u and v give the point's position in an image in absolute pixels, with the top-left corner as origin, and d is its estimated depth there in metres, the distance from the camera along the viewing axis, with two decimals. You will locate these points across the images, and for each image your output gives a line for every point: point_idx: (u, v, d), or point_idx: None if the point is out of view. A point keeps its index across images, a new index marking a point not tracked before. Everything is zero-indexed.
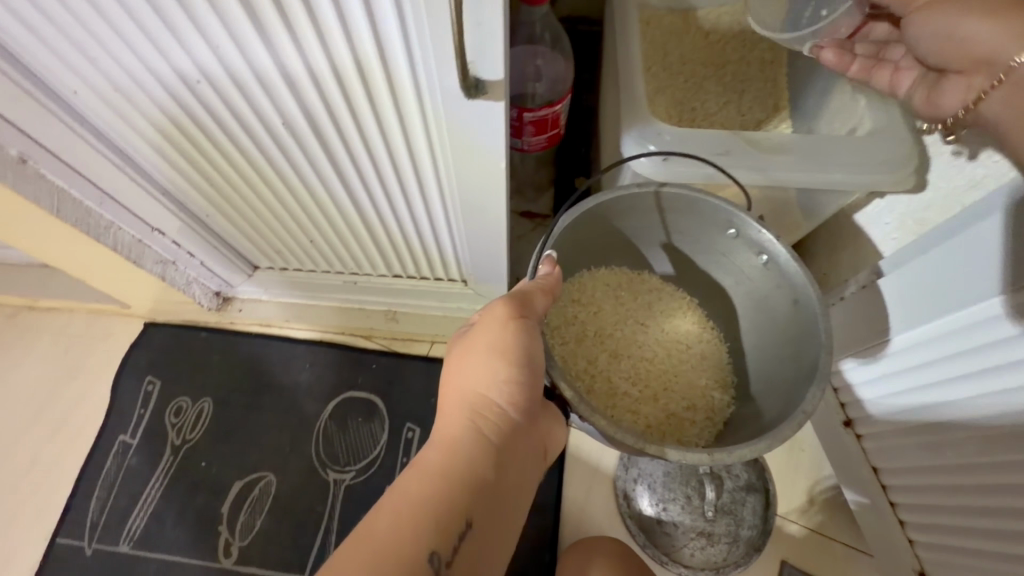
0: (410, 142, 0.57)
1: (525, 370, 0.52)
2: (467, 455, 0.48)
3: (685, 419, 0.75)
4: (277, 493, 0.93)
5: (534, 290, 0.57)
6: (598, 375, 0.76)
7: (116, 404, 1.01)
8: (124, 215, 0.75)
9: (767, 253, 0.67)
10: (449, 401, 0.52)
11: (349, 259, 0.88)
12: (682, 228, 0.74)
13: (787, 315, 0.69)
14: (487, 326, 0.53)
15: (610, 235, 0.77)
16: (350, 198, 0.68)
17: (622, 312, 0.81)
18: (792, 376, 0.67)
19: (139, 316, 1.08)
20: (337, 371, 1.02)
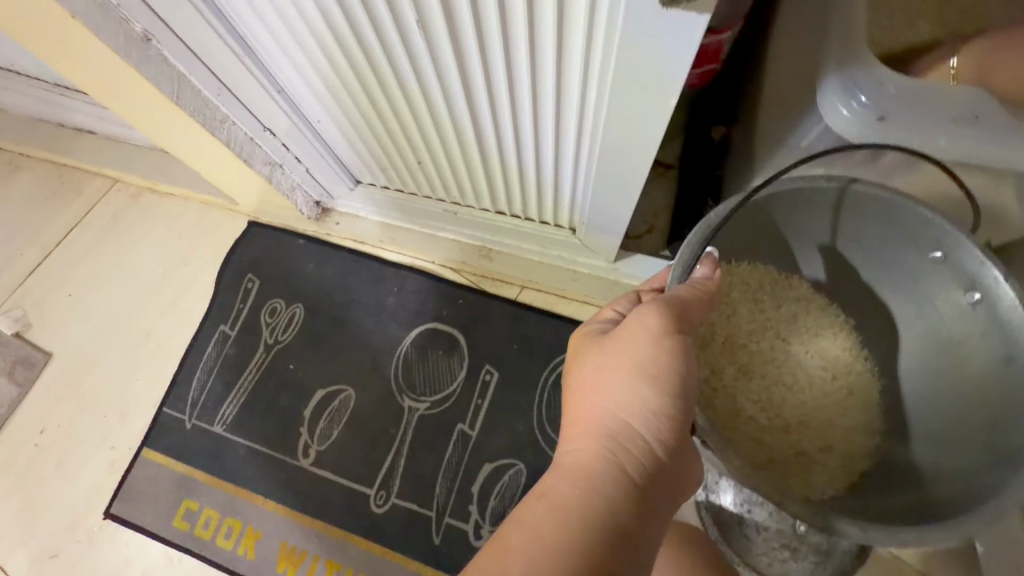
0: (563, 58, 0.46)
1: (677, 400, 0.44)
2: (607, 499, 0.42)
3: (818, 460, 0.65)
4: (355, 408, 0.95)
5: (691, 296, 0.48)
6: (722, 390, 0.66)
7: (218, 295, 1.05)
8: (239, 110, 0.71)
9: (980, 290, 0.55)
10: (582, 425, 0.46)
11: (455, 187, 0.81)
12: (868, 237, 0.62)
13: (986, 367, 0.57)
14: (633, 338, 0.45)
15: (768, 228, 0.65)
16: (474, 121, 0.60)
17: (760, 322, 0.70)
18: (979, 445, 0.56)
19: (244, 213, 1.09)
20: (423, 300, 0.99)
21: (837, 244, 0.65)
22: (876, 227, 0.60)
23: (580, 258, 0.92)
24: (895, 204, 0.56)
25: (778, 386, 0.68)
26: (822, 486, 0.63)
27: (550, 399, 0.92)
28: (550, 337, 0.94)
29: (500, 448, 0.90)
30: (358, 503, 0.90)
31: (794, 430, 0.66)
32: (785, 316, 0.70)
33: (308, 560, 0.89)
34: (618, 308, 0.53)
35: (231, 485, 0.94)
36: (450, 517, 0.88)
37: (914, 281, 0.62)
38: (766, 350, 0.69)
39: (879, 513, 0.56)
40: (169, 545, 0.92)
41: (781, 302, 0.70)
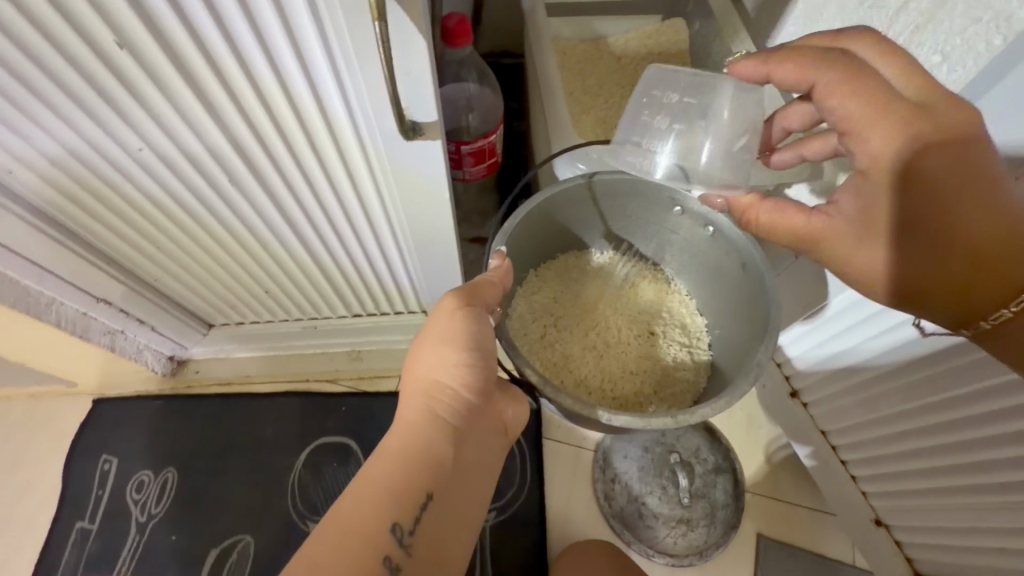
0: (358, 184, 0.60)
1: (476, 353, 0.55)
2: (425, 437, 0.52)
3: (653, 389, 0.82)
4: (257, 554, 0.90)
5: (484, 283, 0.61)
6: (571, 359, 0.83)
7: (69, 490, 0.95)
8: (67, 290, 0.73)
9: (712, 224, 0.77)
10: (407, 390, 0.56)
11: (307, 303, 0.88)
12: (629, 211, 0.83)
13: (736, 277, 0.78)
14: (437, 317, 0.56)
15: (563, 232, 0.86)
16: (304, 243, 0.70)
17: (585, 295, 0.88)
18: (747, 335, 0.76)
19: (86, 392, 1.02)
20: (306, 418, 1.00)
21: (616, 226, 0.86)
22: (630, 202, 0.81)
23: None
24: (626, 182, 0.77)
25: (612, 339, 0.85)
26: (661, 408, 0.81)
27: None
28: None
29: None
30: None
31: (633, 370, 0.83)
32: (604, 285, 0.89)
33: None
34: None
35: None
36: None
37: (674, 233, 0.83)
38: (596, 314, 0.86)
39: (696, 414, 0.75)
40: None
41: (596, 275, 0.89)
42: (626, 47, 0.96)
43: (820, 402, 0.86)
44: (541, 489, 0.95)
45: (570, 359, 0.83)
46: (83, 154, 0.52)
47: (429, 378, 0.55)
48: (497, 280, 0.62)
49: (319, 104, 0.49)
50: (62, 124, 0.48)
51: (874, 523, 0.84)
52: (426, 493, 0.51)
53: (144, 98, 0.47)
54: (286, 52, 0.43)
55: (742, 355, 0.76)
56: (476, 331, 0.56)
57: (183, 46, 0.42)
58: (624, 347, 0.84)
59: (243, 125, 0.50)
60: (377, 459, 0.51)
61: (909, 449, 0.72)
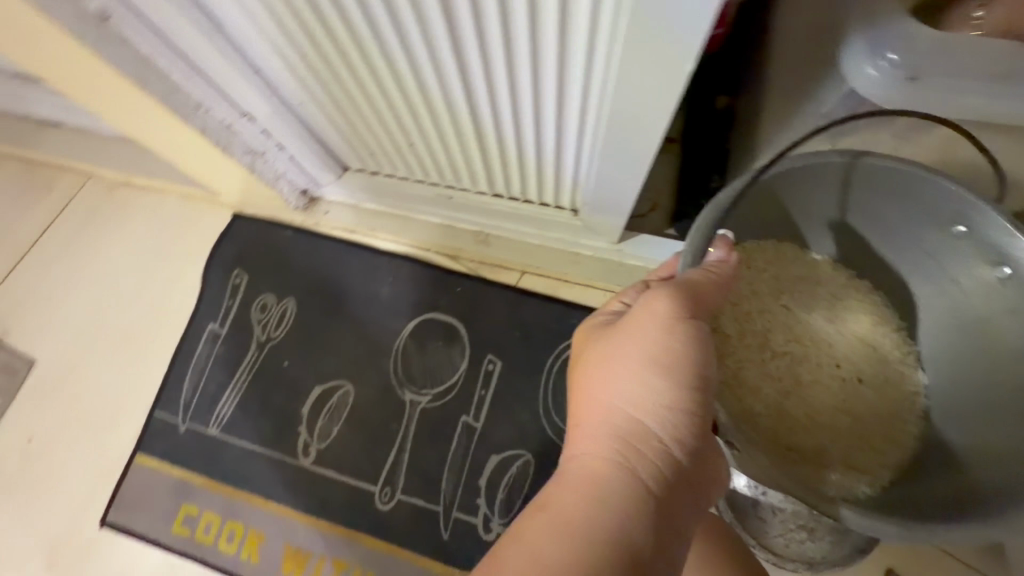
0: (565, 21, 0.42)
1: (694, 393, 0.42)
2: (616, 503, 0.40)
3: (841, 452, 0.63)
4: (356, 403, 0.92)
5: (705, 279, 0.46)
6: (740, 384, 0.64)
7: (206, 292, 1.01)
8: (213, 96, 0.67)
9: (1010, 267, 0.52)
10: (593, 425, 0.43)
11: (449, 169, 0.77)
12: (884, 211, 0.60)
13: (1018, 345, 0.55)
14: (645, 329, 0.43)
15: (775, 212, 0.64)
16: (468, 95, 0.55)
17: (778, 304, 0.67)
18: (1007, 432, 0.54)
19: (227, 205, 1.04)
20: (420, 289, 0.95)
21: (851, 217, 0.63)
22: (887, 201, 0.58)
23: (581, 240, 0.88)
24: (908, 176, 0.54)
25: (802, 373, 0.65)
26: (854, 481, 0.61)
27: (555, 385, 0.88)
28: (552, 323, 0.91)
29: (506, 440, 0.87)
30: (363, 500, 0.87)
31: (820, 420, 0.64)
32: (805, 296, 0.67)
33: (315, 560, 0.86)
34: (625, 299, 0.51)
35: (229, 488, 0.91)
36: (458, 511, 0.85)
37: (934, 257, 0.60)
38: (787, 334, 0.66)
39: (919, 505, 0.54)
40: (170, 551, 0.89)
41: (797, 281, 0.68)
42: None
43: None
44: None
45: (739, 382, 0.64)
46: None
47: (625, 415, 0.42)
48: (721, 280, 0.47)
49: None
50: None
51: None
52: None
53: None
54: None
55: (1002, 453, 0.54)
56: (697, 359, 0.42)
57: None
58: (815, 387, 0.65)
59: None
60: (552, 521, 0.39)
61: None
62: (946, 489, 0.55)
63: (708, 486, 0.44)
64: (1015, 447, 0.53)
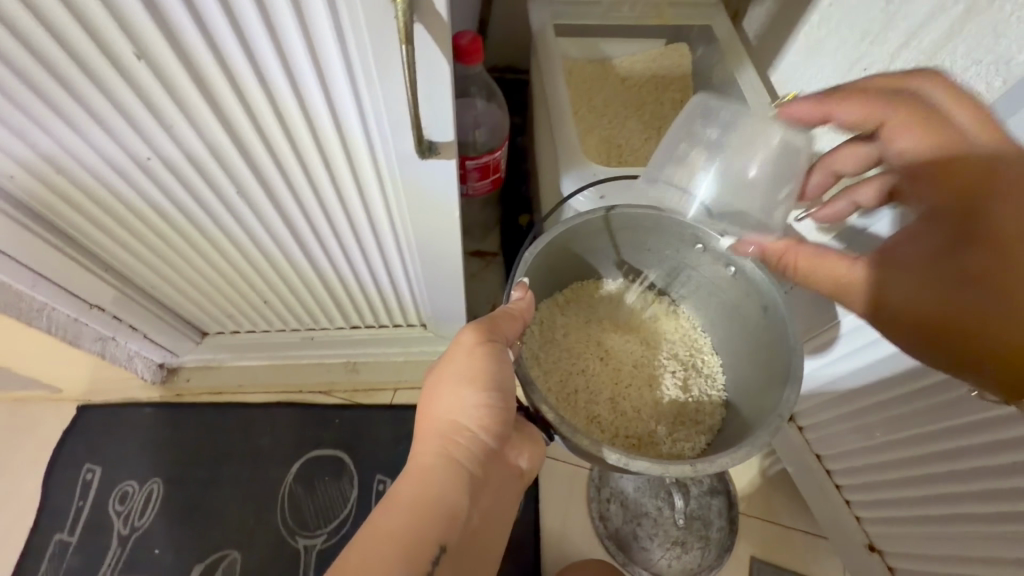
0: (368, 198, 0.59)
1: (494, 394, 0.55)
2: (437, 484, 0.52)
3: (669, 430, 0.81)
4: (245, 569, 0.88)
5: (503, 314, 0.61)
6: (587, 394, 0.82)
7: (49, 501, 0.92)
8: (59, 294, 0.71)
9: (734, 264, 0.75)
10: (422, 430, 0.56)
11: (306, 314, 0.88)
12: (648, 245, 0.82)
13: (755, 318, 0.77)
14: (456, 353, 0.57)
15: (580, 261, 0.87)
16: (309, 255, 0.69)
17: (604, 327, 0.89)
18: (765, 381, 0.75)
19: (71, 398, 1.00)
20: (299, 430, 0.99)
21: (633, 258, 0.87)
22: (650, 236, 0.80)
23: (440, 348, 1.02)
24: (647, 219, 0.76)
25: (629, 373, 0.85)
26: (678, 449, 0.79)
27: None
28: None
29: None
30: None
31: (648, 407, 0.83)
32: (622, 318, 0.90)
33: None
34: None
35: None
36: None
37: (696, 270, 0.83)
38: (612, 347, 0.87)
39: None
40: None
41: (613, 309, 0.90)
42: (632, 69, 0.97)
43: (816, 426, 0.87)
44: (536, 507, 0.94)
45: (586, 394, 0.82)
46: (90, 162, 0.51)
47: (446, 418, 0.55)
48: (518, 315, 0.62)
49: (336, 121, 0.49)
50: (62, 123, 0.46)
51: (868, 549, 0.85)
52: (438, 546, 0.49)
53: (159, 109, 0.46)
54: (305, 64, 0.43)
55: (761, 399, 0.75)
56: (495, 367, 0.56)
57: (196, 52, 0.42)
58: (641, 383, 0.84)
59: (257, 139, 0.50)
60: (389, 507, 0.51)
61: (903, 477, 0.73)
62: (737, 441, 0.75)
63: (514, 464, 0.59)
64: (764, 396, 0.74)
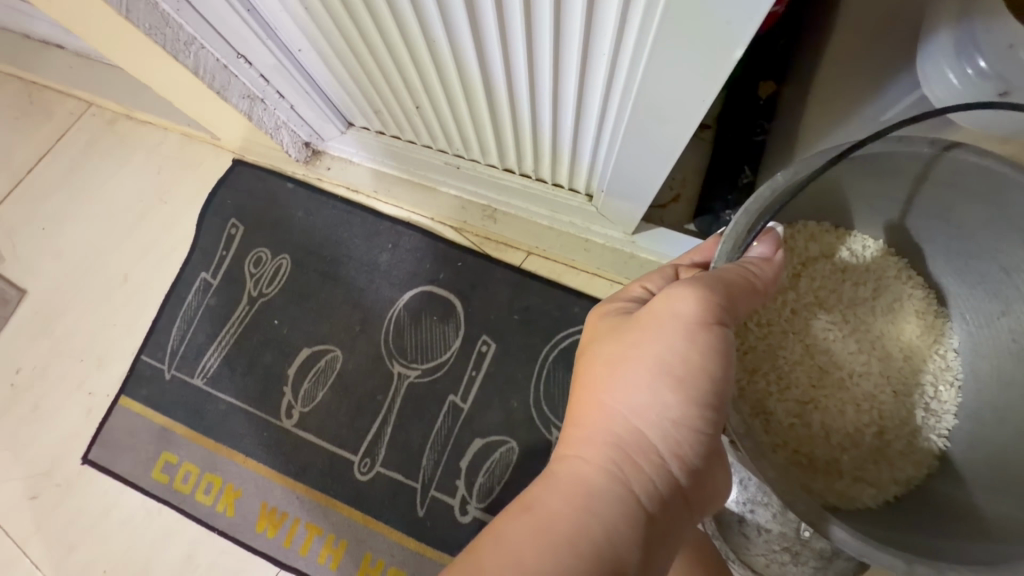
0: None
1: (703, 406, 0.40)
2: (606, 514, 0.38)
3: (851, 463, 0.60)
4: (343, 370, 0.90)
5: (739, 280, 0.42)
6: (762, 381, 0.61)
7: (200, 240, 0.97)
8: (205, 28, 0.61)
9: None
10: (587, 426, 0.42)
11: (458, 136, 0.71)
12: (958, 209, 0.54)
13: None
14: (665, 327, 0.40)
15: (831, 196, 0.60)
16: (479, 56, 0.49)
17: (817, 300, 0.63)
18: None
19: (229, 149, 1.00)
20: (419, 259, 0.91)
21: (907, 218, 0.59)
22: (968, 201, 0.52)
23: (594, 227, 0.83)
24: (995, 176, 0.48)
25: (830, 376, 0.61)
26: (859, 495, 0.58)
27: (549, 375, 0.85)
28: (553, 310, 0.86)
29: (491, 424, 0.84)
30: (342, 468, 0.86)
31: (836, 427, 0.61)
32: (848, 294, 0.63)
33: (287, 521, 0.86)
34: (648, 285, 0.49)
35: (209, 441, 0.90)
36: (435, 490, 0.83)
37: (1005, 273, 0.54)
38: (819, 332, 0.62)
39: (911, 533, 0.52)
40: (148, 496, 0.89)
41: (838, 277, 0.64)
42: None
43: None
44: None
45: (757, 376, 0.61)
46: None
47: (626, 421, 0.40)
48: (760, 285, 0.44)
49: None
50: None
51: None
52: None
53: None
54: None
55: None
56: (713, 369, 0.40)
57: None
58: (841, 394, 0.61)
59: None
60: (534, 528, 0.37)
61: None
62: (943, 522, 0.53)
63: (701, 503, 0.42)
64: None
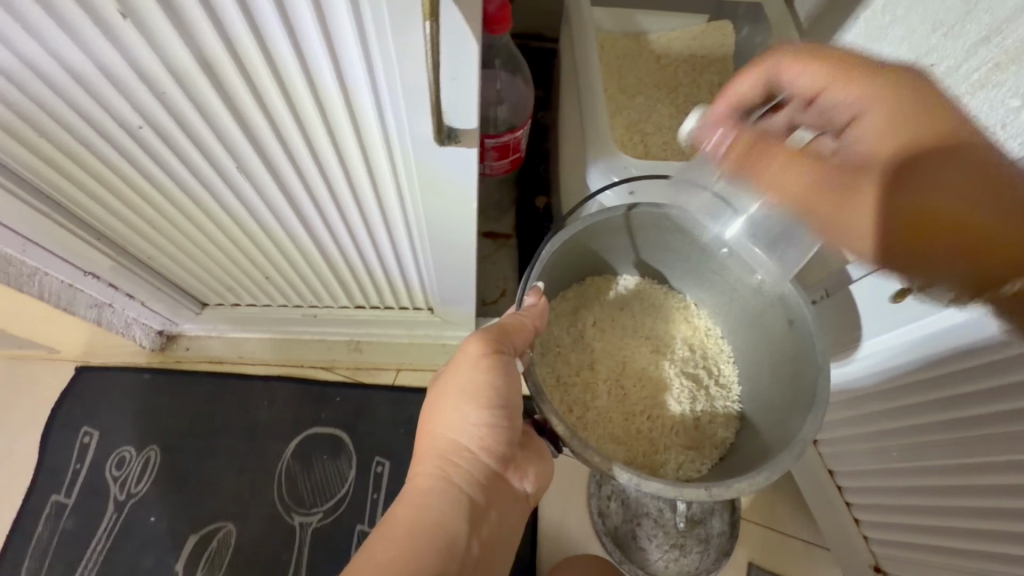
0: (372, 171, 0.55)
1: (499, 413, 0.56)
2: (437, 504, 0.55)
3: (679, 444, 0.76)
4: (239, 541, 0.88)
5: (514, 323, 0.60)
6: (592, 406, 0.76)
7: (46, 461, 0.91)
8: (49, 262, 0.68)
9: (758, 270, 0.71)
10: (424, 448, 0.58)
11: (310, 290, 0.84)
12: (670, 242, 0.78)
13: (779, 330, 0.73)
14: (462, 364, 0.57)
15: (589, 258, 0.81)
16: (309, 233, 0.65)
17: (614, 326, 0.83)
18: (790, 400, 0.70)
19: (70, 359, 0.98)
20: (298, 407, 0.97)
21: (643, 258, 0.83)
22: (672, 235, 0.76)
23: (445, 332, 0.98)
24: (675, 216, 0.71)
25: (638, 383, 0.79)
26: (688, 471, 0.74)
27: None
28: None
29: None
30: None
31: (658, 424, 0.77)
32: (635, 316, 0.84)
33: None
34: None
35: None
36: None
37: (717, 274, 0.78)
38: (624, 350, 0.81)
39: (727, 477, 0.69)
40: None
41: (624, 307, 0.84)
42: (668, 46, 0.96)
43: (838, 453, 0.82)
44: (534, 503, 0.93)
45: (589, 406, 0.76)
46: (72, 124, 0.47)
47: (446, 437, 0.57)
48: (529, 323, 0.61)
49: (345, 96, 0.44)
50: (28, 71, 0.41)
51: (872, 568, 0.83)
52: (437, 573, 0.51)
53: (146, 72, 0.42)
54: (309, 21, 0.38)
55: (786, 421, 0.69)
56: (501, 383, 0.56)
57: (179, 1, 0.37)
58: (650, 395, 0.78)
59: (259, 115, 0.46)
60: (390, 530, 0.53)
61: (930, 505, 0.68)
62: (748, 460, 0.71)
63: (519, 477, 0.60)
64: (791, 422, 0.67)
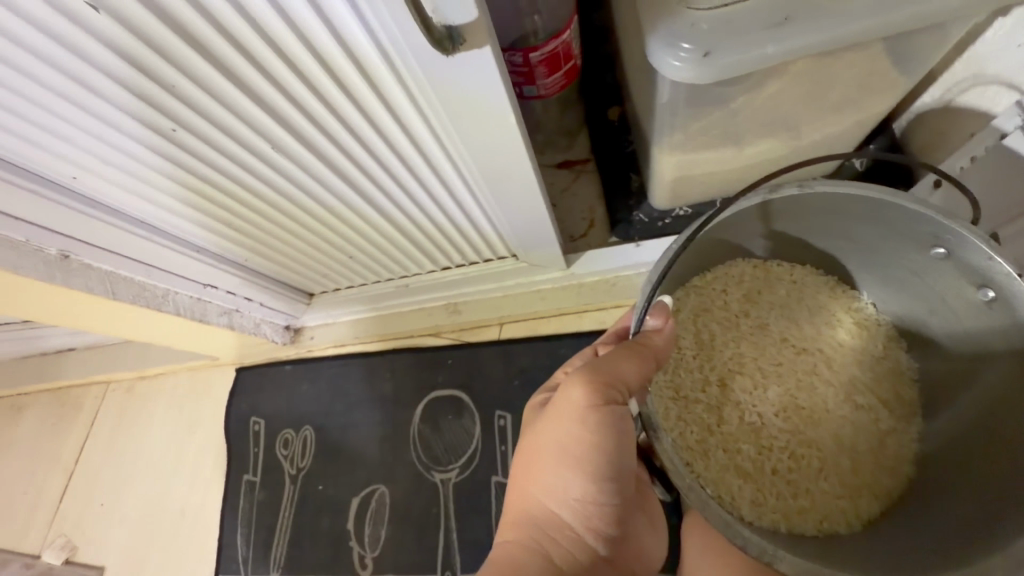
0: (395, 113, 0.50)
1: (608, 480, 0.55)
2: (534, 550, 0.57)
3: (832, 496, 0.64)
4: (394, 501, 0.96)
5: (628, 364, 0.52)
6: (718, 431, 0.67)
7: (232, 448, 1.08)
8: (174, 280, 0.76)
9: (990, 286, 0.54)
10: (522, 487, 0.59)
11: (394, 263, 0.85)
12: (844, 226, 0.63)
13: (1006, 353, 0.56)
14: (567, 412, 0.53)
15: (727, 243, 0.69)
16: (366, 199, 0.64)
17: (765, 334, 0.71)
18: (1006, 460, 0.55)
19: (230, 363, 1.13)
20: (417, 375, 1.01)
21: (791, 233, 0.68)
22: (851, 221, 0.62)
23: (537, 277, 0.94)
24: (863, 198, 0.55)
25: (781, 415, 0.68)
26: (835, 525, 0.62)
27: None
28: (544, 360, 0.94)
29: None
30: None
31: (800, 463, 0.66)
32: (790, 324, 0.71)
33: None
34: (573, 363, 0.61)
35: None
36: None
37: (914, 273, 0.62)
38: (778, 372, 0.69)
39: (897, 552, 0.56)
40: None
41: (773, 309, 0.72)
42: None
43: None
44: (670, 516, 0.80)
45: (714, 430, 0.67)
46: (120, 144, 0.49)
47: (546, 482, 0.57)
48: (648, 361, 0.53)
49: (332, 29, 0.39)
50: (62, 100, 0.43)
51: None
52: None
53: (152, 70, 0.42)
54: None
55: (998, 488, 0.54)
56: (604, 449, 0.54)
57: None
58: (806, 438, 0.67)
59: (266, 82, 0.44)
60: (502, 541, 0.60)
61: None
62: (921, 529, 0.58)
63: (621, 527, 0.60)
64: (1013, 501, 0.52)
